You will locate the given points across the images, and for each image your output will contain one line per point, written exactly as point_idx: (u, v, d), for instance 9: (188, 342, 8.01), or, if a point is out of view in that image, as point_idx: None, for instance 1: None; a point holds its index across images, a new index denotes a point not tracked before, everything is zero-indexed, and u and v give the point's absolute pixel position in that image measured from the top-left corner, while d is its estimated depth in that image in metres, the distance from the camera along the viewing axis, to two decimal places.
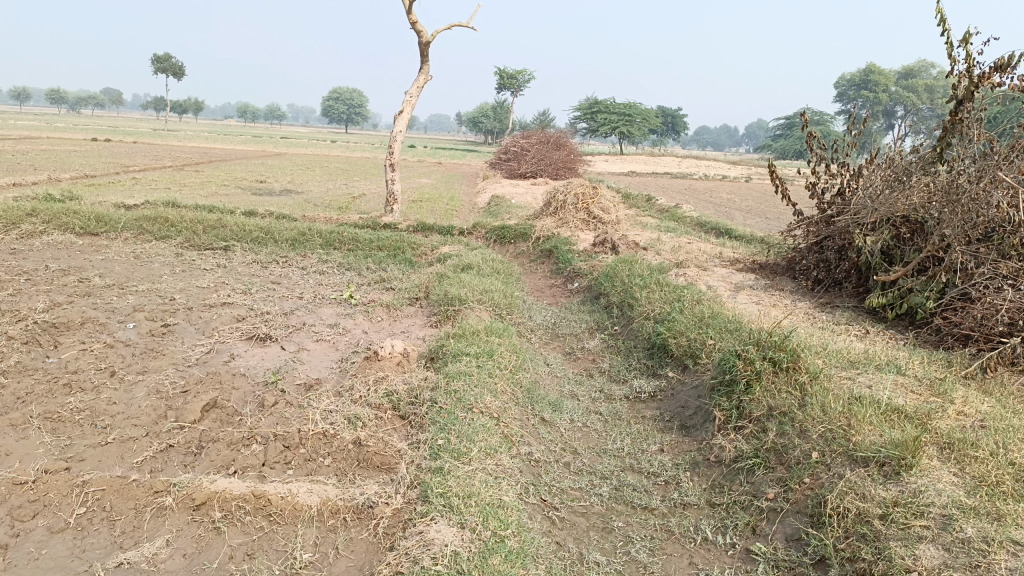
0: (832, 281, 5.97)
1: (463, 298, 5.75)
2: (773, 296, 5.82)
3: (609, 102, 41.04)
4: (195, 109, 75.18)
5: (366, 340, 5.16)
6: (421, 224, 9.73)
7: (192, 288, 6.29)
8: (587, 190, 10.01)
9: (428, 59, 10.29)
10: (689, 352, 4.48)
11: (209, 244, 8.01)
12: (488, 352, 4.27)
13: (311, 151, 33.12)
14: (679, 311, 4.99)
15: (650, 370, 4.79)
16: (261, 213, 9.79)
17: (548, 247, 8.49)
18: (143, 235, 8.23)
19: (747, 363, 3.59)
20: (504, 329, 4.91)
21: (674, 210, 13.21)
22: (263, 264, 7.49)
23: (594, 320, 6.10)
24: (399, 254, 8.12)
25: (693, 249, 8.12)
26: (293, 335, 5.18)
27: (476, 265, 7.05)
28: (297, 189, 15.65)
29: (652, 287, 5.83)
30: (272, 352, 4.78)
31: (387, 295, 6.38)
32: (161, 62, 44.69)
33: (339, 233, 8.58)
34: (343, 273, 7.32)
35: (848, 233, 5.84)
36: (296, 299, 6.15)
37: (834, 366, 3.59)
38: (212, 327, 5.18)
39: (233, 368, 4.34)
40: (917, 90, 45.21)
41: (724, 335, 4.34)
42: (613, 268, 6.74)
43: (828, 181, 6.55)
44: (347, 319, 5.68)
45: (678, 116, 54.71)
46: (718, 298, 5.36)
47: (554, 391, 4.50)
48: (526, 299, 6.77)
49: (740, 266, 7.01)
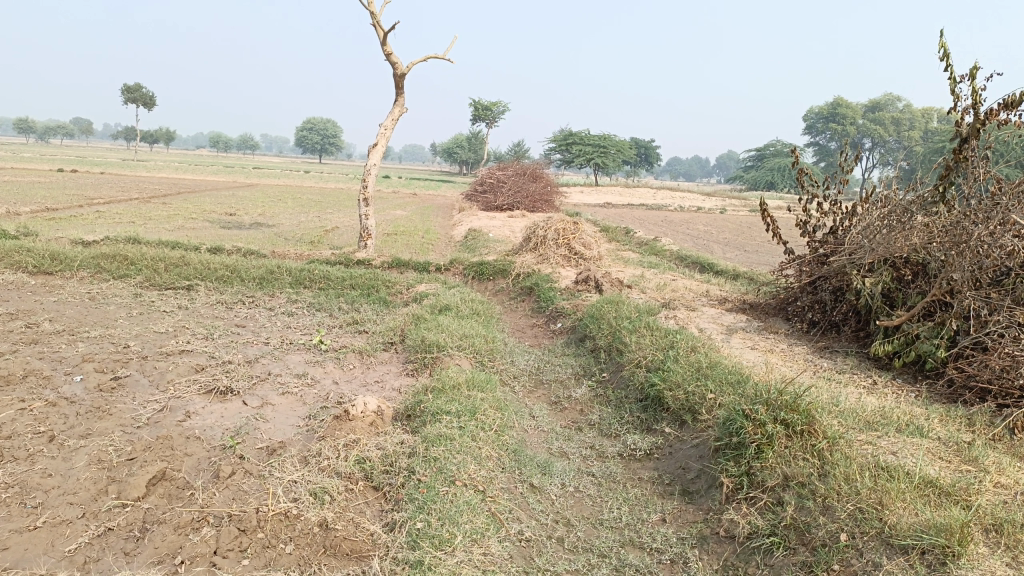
0: (828, 323, 5.70)
1: (441, 344, 5.39)
2: (768, 340, 5.53)
3: (583, 134, 41.15)
4: (166, 138, 74.43)
5: (336, 392, 4.77)
6: (396, 260, 9.37)
7: (149, 334, 5.87)
8: (567, 225, 9.73)
9: (403, 90, 10.02)
10: (687, 406, 4.16)
11: (171, 284, 7.58)
12: (470, 410, 3.91)
13: (284, 182, 32.67)
14: (673, 360, 4.67)
15: (644, 424, 4.44)
16: (228, 249, 9.38)
17: (528, 284, 8.16)
18: (100, 274, 7.79)
19: (757, 425, 3.28)
20: (487, 381, 4.56)
21: (653, 244, 12.99)
22: (228, 304, 7.08)
23: (580, 365, 5.77)
24: (373, 292, 7.75)
25: (679, 287, 7.84)
26: (257, 387, 4.78)
27: (454, 306, 6.70)
28: (267, 222, 15.23)
29: (642, 330, 5.52)
30: (233, 409, 4.37)
31: (360, 339, 6.00)
32: (131, 90, 44.09)
33: (310, 270, 8.19)
34: (314, 314, 6.94)
35: (845, 273, 5.58)
36: (261, 345, 5.75)
37: (851, 428, 3.29)
38: (168, 379, 4.76)
39: (187, 429, 3.94)
40: (884, 122, 45.98)
41: (725, 388, 4.03)
42: (598, 308, 6.42)
43: (820, 219, 6.31)
44: (316, 367, 5.29)
45: (651, 148, 55.16)
46: (713, 344, 5.06)
47: (541, 449, 4.14)
48: (508, 342, 6.42)
49: (729, 306, 6.73)
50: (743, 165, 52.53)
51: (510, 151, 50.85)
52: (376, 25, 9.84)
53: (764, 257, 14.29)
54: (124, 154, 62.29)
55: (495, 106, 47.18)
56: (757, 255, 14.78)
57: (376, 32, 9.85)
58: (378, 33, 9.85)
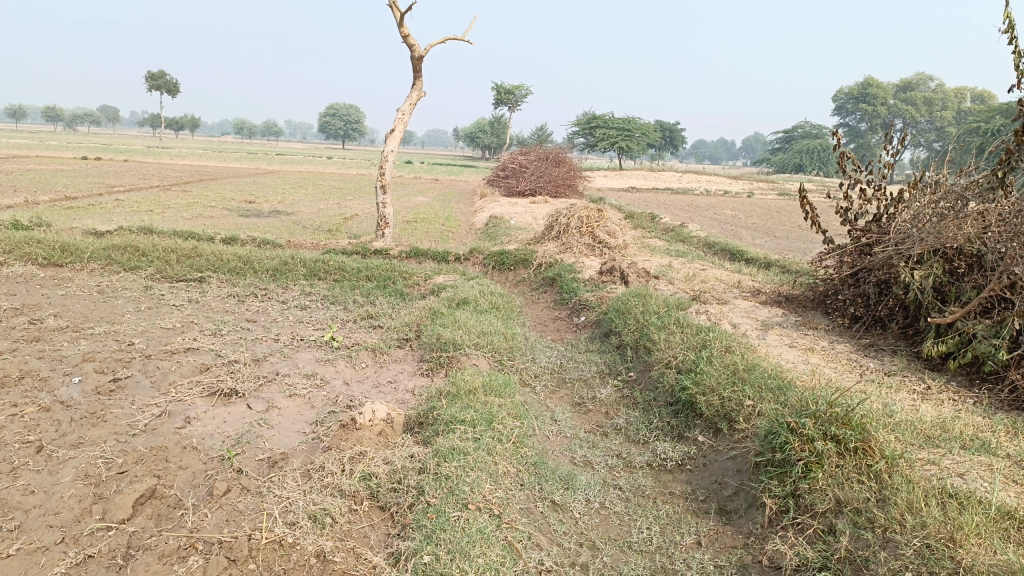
0: (872, 318, 5.32)
1: (458, 341, 5.10)
2: (808, 337, 5.17)
3: (607, 117, 40.53)
4: (190, 125, 74.75)
5: (346, 394, 4.50)
6: (414, 249, 9.08)
7: (156, 330, 5.64)
8: (591, 213, 9.35)
9: (421, 74, 9.68)
10: (722, 413, 3.83)
11: (182, 276, 7.36)
12: (486, 418, 3.60)
13: (307, 169, 32.51)
14: (706, 360, 4.32)
15: (675, 431, 4.12)
16: (244, 239, 9.15)
17: (551, 275, 7.84)
18: (111, 266, 7.59)
19: (805, 440, 2.95)
20: (507, 384, 4.25)
21: (679, 231, 12.59)
22: (239, 298, 6.84)
23: (605, 362, 5.45)
24: (389, 284, 7.47)
25: (710, 278, 7.47)
26: (263, 389, 4.52)
27: (473, 299, 6.40)
28: (286, 210, 15.03)
29: (671, 326, 5.18)
30: (236, 414, 4.12)
31: (373, 336, 5.72)
32: (155, 79, 43.99)
33: (325, 261, 7.92)
34: (327, 308, 6.68)
35: (891, 265, 5.20)
36: (271, 342, 5.49)
37: (911, 445, 2.95)
38: (170, 380, 4.52)
39: (184, 438, 3.68)
40: (915, 102, 44.91)
41: (765, 394, 3.68)
42: (624, 302, 6.08)
43: (862, 206, 5.90)
44: (326, 366, 5.02)
45: (676, 130, 54.35)
46: (749, 342, 4.71)
47: (564, 459, 3.83)
48: (529, 337, 6.11)
49: (764, 299, 6.37)
50: (769, 147, 51.61)
51: (533, 134, 50.32)
52: (392, 6, 9.50)
53: (795, 243, 13.82)
54: (150, 141, 62.60)
55: (518, 90, 46.46)
56: (787, 240, 14.34)
57: (393, 13, 9.52)
58: (395, 15, 9.52)
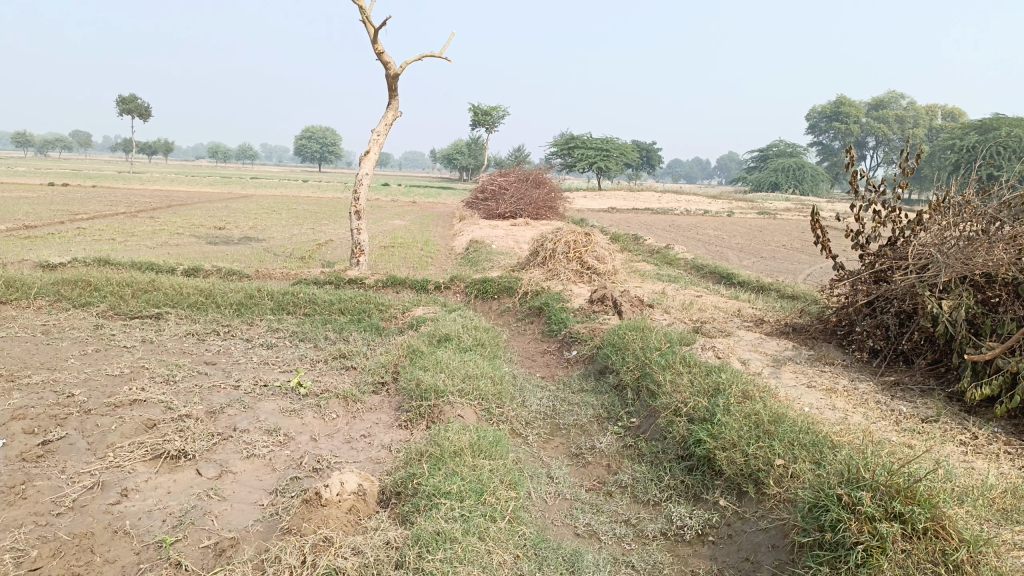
0: (894, 352, 4.86)
1: (440, 387, 4.55)
2: (826, 375, 4.70)
3: (584, 137, 40.35)
4: (164, 149, 73.84)
5: (312, 454, 3.93)
6: (390, 277, 8.53)
7: (101, 377, 5.04)
8: (579, 237, 8.86)
9: (396, 93, 9.20)
10: (746, 473, 3.32)
11: (138, 313, 6.76)
12: (476, 489, 3.07)
13: (282, 192, 31.87)
14: (722, 406, 3.81)
15: (691, 491, 3.61)
16: (208, 269, 8.56)
17: (538, 304, 7.33)
18: (60, 303, 6.98)
19: (863, 520, 2.46)
20: (497, 440, 3.72)
21: (666, 253, 12.15)
22: (199, 336, 6.25)
23: (603, 405, 4.94)
24: (364, 318, 6.91)
25: (708, 306, 7.01)
26: (217, 449, 3.94)
27: (455, 335, 5.86)
28: (258, 236, 14.43)
29: (675, 364, 4.68)
30: (183, 484, 3.55)
31: (345, 379, 5.17)
32: (127, 104, 43.29)
33: (294, 294, 7.34)
34: (295, 346, 6.12)
35: (914, 294, 4.76)
36: (230, 389, 4.91)
37: (989, 526, 2.47)
38: (109, 442, 3.94)
39: (117, 520, 3.12)
40: (888, 120, 45.30)
41: (798, 452, 3.18)
42: (620, 335, 5.57)
43: (876, 231, 5.48)
44: (291, 418, 4.45)
45: (653, 150, 54.63)
46: (766, 384, 4.21)
47: (565, 532, 3.29)
48: (517, 377, 5.58)
49: (770, 331, 5.89)
50: (745, 166, 51.73)
51: (511, 155, 50.09)
52: (366, 22, 9.02)
53: (783, 264, 13.43)
54: (122, 166, 61.63)
55: (495, 111, 46.25)
56: (773, 261, 13.97)
57: (366, 29, 9.04)
58: (369, 31, 9.05)
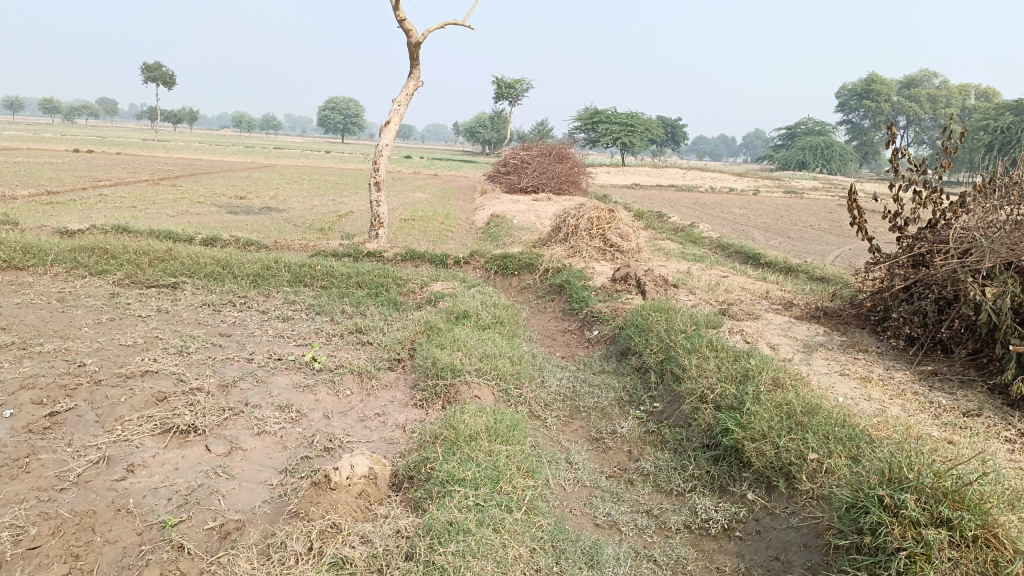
0: (932, 341, 4.65)
1: (457, 366, 4.41)
2: (859, 363, 4.50)
3: (609, 112, 39.81)
4: (188, 117, 74.05)
5: (324, 432, 3.82)
6: (409, 251, 8.39)
7: (114, 347, 4.96)
8: (603, 213, 8.65)
9: (418, 62, 8.98)
10: (777, 466, 3.16)
11: (154, 282, 6.68)
12: (492, 477, 2.93)
13: (304, 163, 31.80)
14: (751, 393, 3.63)
15: (717, 482, 3.45)
16: (226, 239, 8.47)
17: (559, 281, 7.15)
18: (77, 270, 6.91)
19: (907, 525, 2.29)
20: (515, 424, 3.57)
21: (690, 231, 11.91)
22: (214, 307, 6.15)
23: (625, 388, 4.78)
24: (381, 292, 6.78)
25: (735, 287, 6.80)
26: (227, 425, 3.84)
27: (474, 311, 5.72)
28: (278, 206, 14.34)
29: (701, 348, 4.50)
30: (191, 461, 3.45)
31: (361, 354, 5.05)
32: (150, 70, 43.25)
33: (312, 265, 7.22)
34: (311, 319, 6.00)
35: (956, 280, 4.53)
36: (243, 362, 4.80)
37: None
38: (117, 415, 3.85)
39: (122, 498, 3.02)
40: (921, 99, 44.25)
41: (834, 446, 3.01)
42: (644, 316, 5.39)
43: (916, 212, 5.23)
44: (304, 394, 4.33)
45: (678, 126, 53.91)
46: (797, 371, 4.02)
47: (584, 522, 3.15)
48: (537, 356, 5.43)
49: (800, 314, 5.68)
50: (772, 143, 50.86)
51: (534, 129, 49.61)
52: None
53: (810, 245, 13.11)
54: (146, 133, 61.92)
55: (519, 84, 45.74)
56: (800, 242, 13.66)
57: None
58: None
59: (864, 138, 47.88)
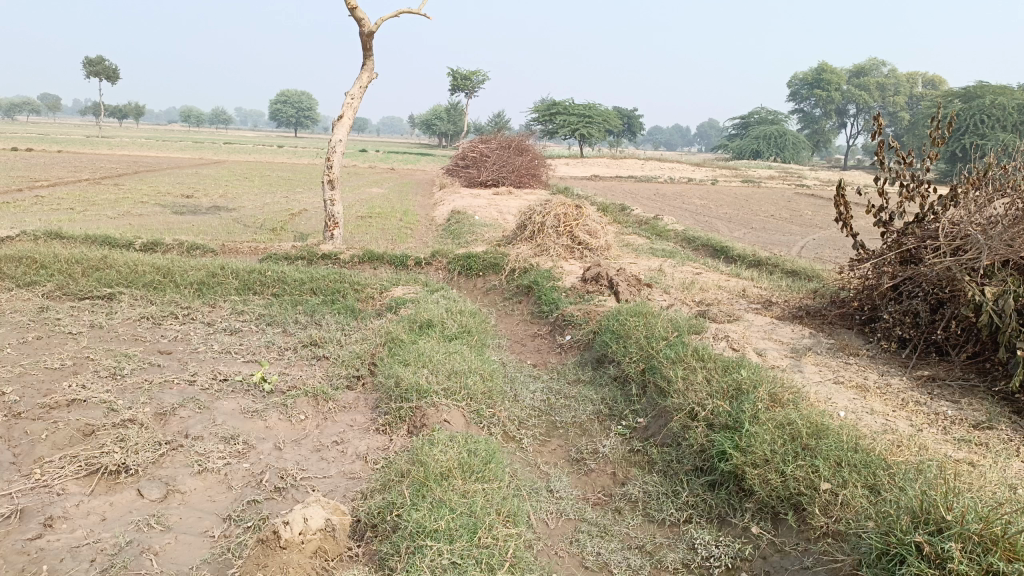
0: (925, 342, 4.41)
1: (423, 385, 4.02)
2: (853, 368, 4.22)
3: (566, 103, 39.54)
4: (135, 112, 71.92)
5: (275, 467, 3.39)
6: (367, 253, 7.94)
7: (38, 371, 4.44)
8: (569, 210, 8.31)
9: (372, 52, 8.52)
10: (784, 495, 2.87)
11: (88, 294, 6.14)
12: (469, 527, 2.56)
13: (256, 158, 30.85)
14: (747, 411, 3.32)
15: (715, 511, 3.14)
16: (169, 243, 7.91)
17: (526, 282, 6.78)
18: (2, 282, 6.32)
19: None
20: (490, 454, 3.20)
21: (655, 225, 11.65)
22: (154, 321, 5.65)
23: (604, 401, 4.43)
24: (338, 299, 6.34)
25: (711, 286, 6.51)
26: (163, 463, 3.40)
27: (438, 320, 5.33)
28: (227, 205, 13.70)
29: (686, 357, 4.17)
30: (121, 510, 3.00)
31: (315, 372, 4.62)
32: (94, 65, 41.60)
33: (262, 272, 6.74)
34: (261, 332, 5.54)
35: (951, 279, 4.29)
36: (184, 386, 4.33)
37: None
38: (37, 456, 3.37)
39: (34, 565, 2.57)
40: (870, 88, 44.99)
41: (850, 475, 2.74)
42: (621, 321, 5.05)
43: (902, 207, 4.98)
44: (252, 421, 3.89)
45: (634, 116, 54.01)
46: (792, 382, 3.72)
47: (573, 568, 2.81)
48: (507, 366, 5.06)
49: (782, 315, 5.40)
50: (726, 133, 51.19)
51: (491, 121, 49.14)
52: None
53: (774, 236, 12.94)
54: (89, 130, 59.90)
55: (475, 76, 45.24)
56: (763, 232, 13.51)
57: None
58: None
59: (816, 126, 48.43)
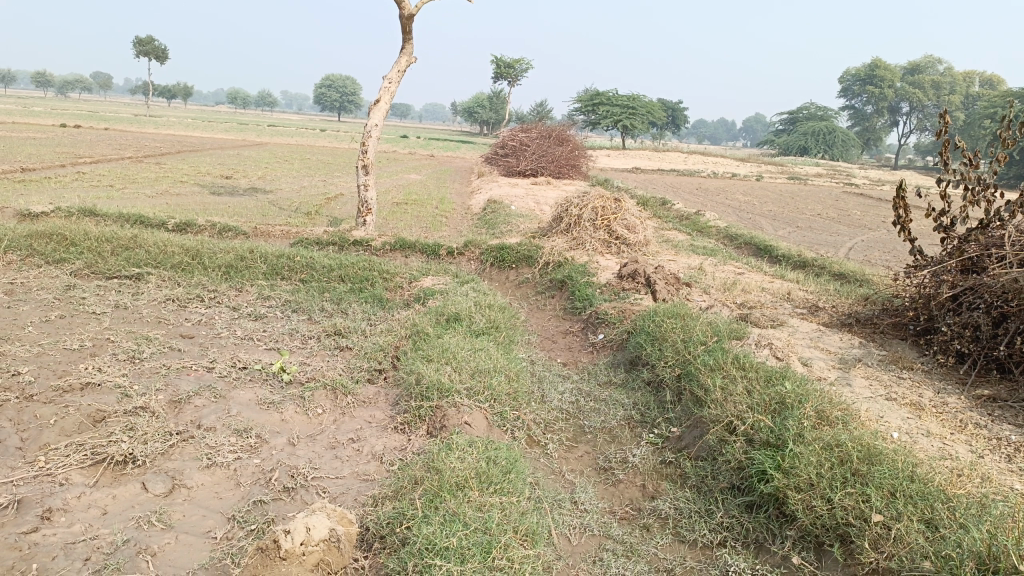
0: (987, 359, 4.09)
1: (446, 383, 3.83)
2: (906, 384, 3.93)
3: (610, 94, 39.03)
4: (184, 93, 73.07)
5: (286, 465, 3.23)
6: (399, 240, 7.78)
7: (56, 352, 4.36)
8: (607, 203, 8.05)
9: (411, 35, 8.34)
10: (830, 525, 2.62)
11: (116, 273, 6.08)
12: (482, 545, 2.37)
13: (297, 141, 30.98)
14: (791, 428, 3.06)
15: (752, 536, 2.90)
16: (201, 224, 7.85)
17: (560, 276, 6.56)
18: (32, 258, 6.29)
19: None
20: (511, 462, 3.00)
21: (696, 220, 11.32)
22: (179, 303, 5.55)
23: (635, 407, 4.20)
24: (366, 287, 6.19)
25: (754, 287, 6.21)
26: (172, 455, 3.26)
27: (466, 313, 5.13)
28: (265, 187, 13.69)
29: (725, 364, 3.91)
30: (123, 504, 2.87)
31: (337, 364, 4.46)
32: (145, 44, 42.21)
33: (291, 256, 6.62)
34: (286, 318, 5.41)
35: (1018, 291, 3.97)
36: (201, 373, 4.20)
37: None
38: (43, 442, 3.26)
39: (25, 562, 2.44)
40: (924, 85, 43.64)
41: (905, 508, 2.48)
42: (657, 322, 4.81)
43: (965, 212, 4.64)
44: (267, 413, 3.75)
45: (678, 109, 53.31)
46: (840, 397, 3.46)
47: None
48: (536, 364, 4.86)
49: (830, 322, 5.09)
50: (773, 128, 50.15)
51: (533, 110, 48.78)
52: None
53: (820, 236, 12.51)
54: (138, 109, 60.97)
55: (519, 63, 44.93)
56: (809, 231, 13.05)
57: None
58: None
59: (867, 124, 47.15)
